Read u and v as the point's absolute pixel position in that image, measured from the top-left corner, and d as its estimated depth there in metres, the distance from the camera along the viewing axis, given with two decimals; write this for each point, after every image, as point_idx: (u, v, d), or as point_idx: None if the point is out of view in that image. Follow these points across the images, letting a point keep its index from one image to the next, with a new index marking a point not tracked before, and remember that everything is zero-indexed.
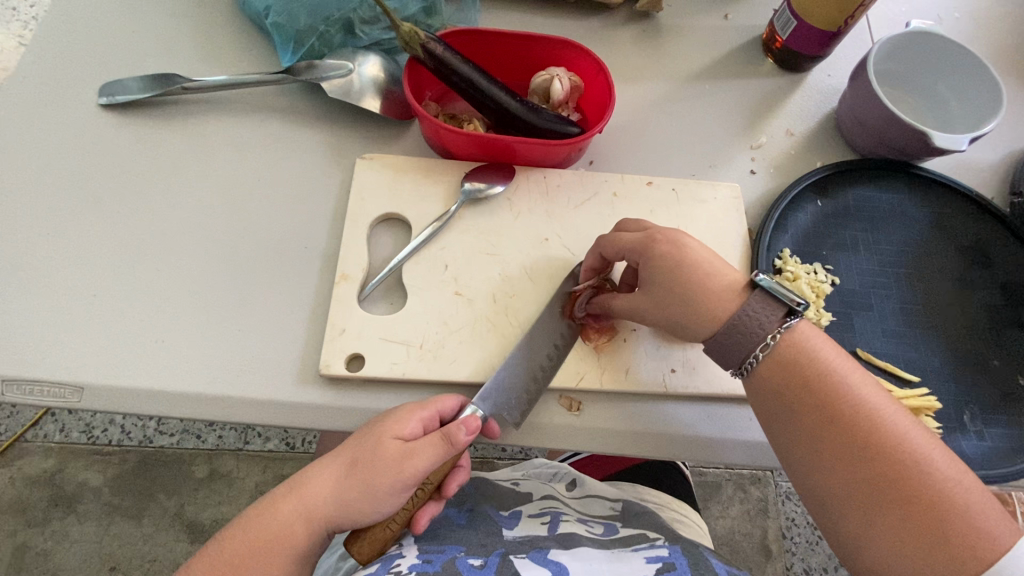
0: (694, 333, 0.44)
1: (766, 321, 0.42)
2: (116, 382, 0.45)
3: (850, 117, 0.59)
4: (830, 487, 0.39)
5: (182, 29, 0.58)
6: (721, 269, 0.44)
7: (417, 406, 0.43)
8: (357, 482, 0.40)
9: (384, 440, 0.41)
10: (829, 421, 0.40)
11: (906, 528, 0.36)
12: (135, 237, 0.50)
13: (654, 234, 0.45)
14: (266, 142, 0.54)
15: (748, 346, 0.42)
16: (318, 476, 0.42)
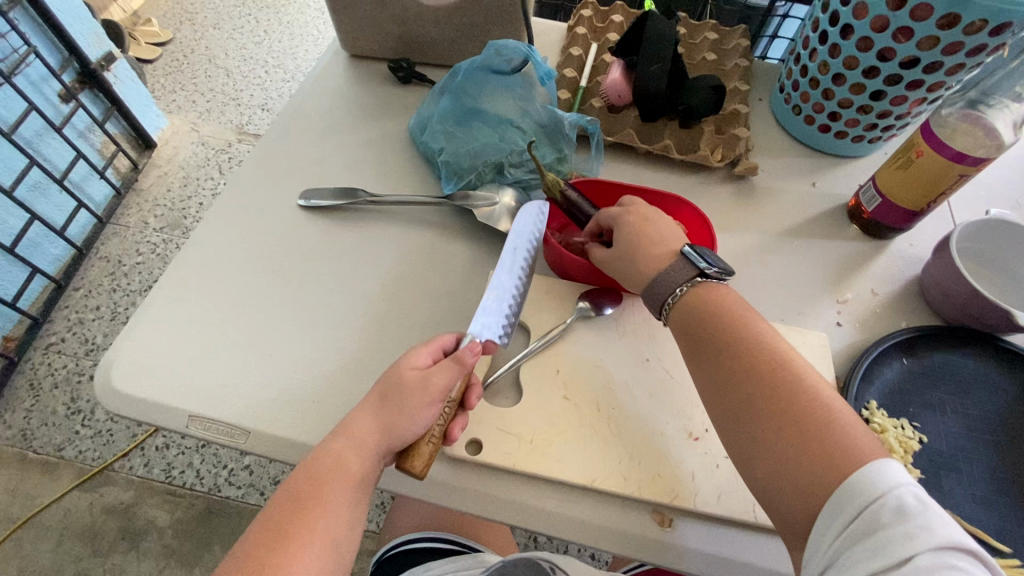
0: (633, 278, 0.57)
1: (677, 277, 0.54)
2: (276, 432, 0.54)
3: (933, 285, 0.65)
4: (753, 440, 0.45)
5: (368, 155, 0.74)
6: (665, 237, 0.57)
7: (425, 347, 0.53)
8: (392, 407, 0.49)
9: (404, 371, 0.50)
10: (753, 368, 0.47)
11: (798, 446, 0.43)
12: (309, 313, 0.61)
13: (631, 208, 0.60)
14: (420, 248, 0.66)
15: (665, 290, 0.54)
16: (357, 419, 0.49)
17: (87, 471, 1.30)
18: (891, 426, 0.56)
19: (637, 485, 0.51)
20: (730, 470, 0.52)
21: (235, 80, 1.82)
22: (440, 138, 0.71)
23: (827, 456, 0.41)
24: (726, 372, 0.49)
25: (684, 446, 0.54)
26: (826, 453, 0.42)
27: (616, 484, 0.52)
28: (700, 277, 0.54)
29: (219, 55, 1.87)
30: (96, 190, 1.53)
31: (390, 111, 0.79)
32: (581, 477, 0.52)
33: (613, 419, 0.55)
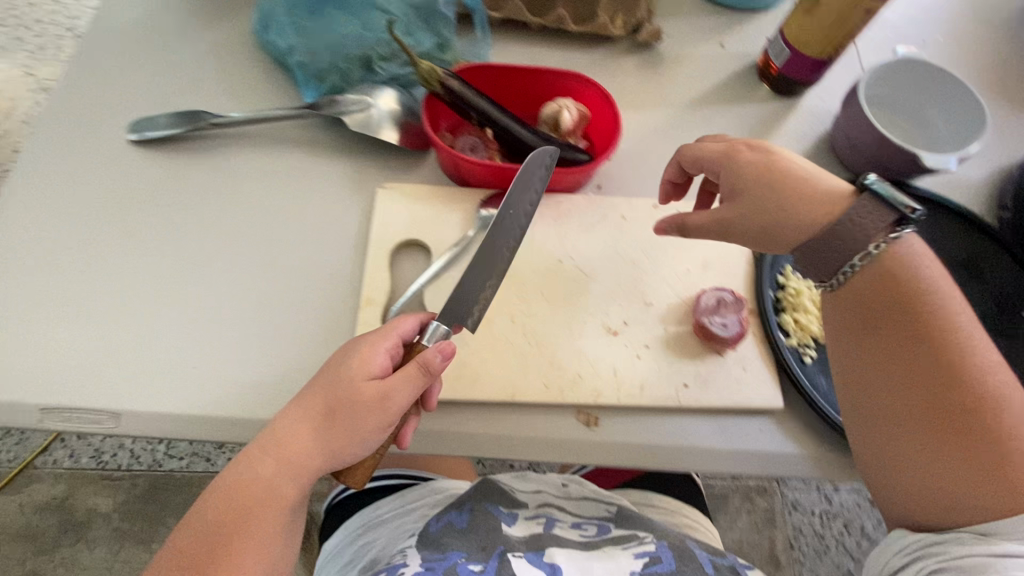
0: (796, 233, 0.46)
1: (874, 223, 0.44)
2: (150, 408, 0.47)
3: (843, 139, 0.62)
4: (891, 421, 0.42)
5: (208, 68, 0.61)
6: (830, 183, 0.47)
7: (380, 343, 0.43)
8: (341, 425, 0.41)
9: (358, 384, 0.41)
10: (915, 324, 0.42)
11: (954, 465, 0.39)
12: (167, 268, 0.52)
13: (735, 145, 0.50)
14: (291, 173, 0.57)
15: (848, 251, 0.45)
16: (294, 433, 0.41)
17: (6, 474, 1.20)
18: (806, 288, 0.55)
19: (560, 391, 0.49)
20: (650, 360, 0.51)
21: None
22: (288, 33, 0.59)
23: (954, 432, 0.39)
24: (873, 343, 0.44)
25: (605, 344, 0.51)
26: (994, 429, 0.39)
27: (538, 394, 0.49)
28: (899, 225, 0.44)
29: None
30: None
31: (227, 9, 0.64)
32: (501, 394, 0.49)
33: (528, 329, 0.52)
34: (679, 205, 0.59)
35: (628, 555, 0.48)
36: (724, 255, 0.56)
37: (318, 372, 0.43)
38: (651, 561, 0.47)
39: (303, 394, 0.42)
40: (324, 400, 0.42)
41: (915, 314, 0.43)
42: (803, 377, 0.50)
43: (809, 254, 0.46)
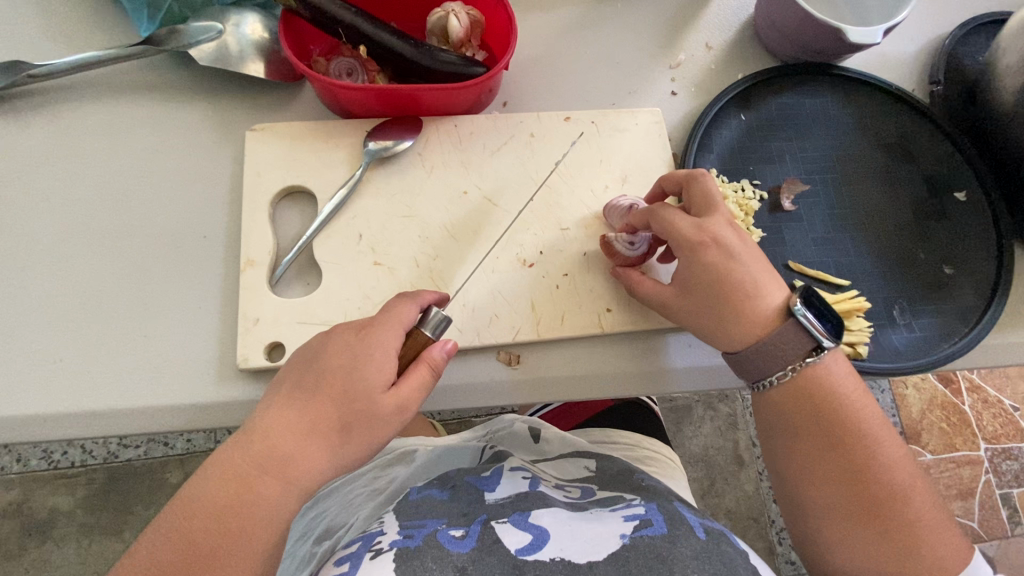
0: (725, 343, 0.42)
1: (790, 346, 0.41)
2: (12, 412, 0.41)
3: (766, 21, 0.56)
4: (804, 467, 0.41)
5: (17, 7, 0.50)
6: (764, 291, 0.42)
7: (381, 337, 0.38)
8: (352, 432, 0.37)
9: (377, 396, 0.37)
10: (830, 418, 0.41)
11: (865, 535, 0.39)
12: (9, 252, 0.45)
13: (704, 229, 0.43)
14: (142, 125, 0.49)
15: (771, 368, 0.42)
16: (304, 455, 0.36)
17: None
18: (730, 192, 0.51)
19: (476, 333, 0.45)
20: (570, 288, 0.47)
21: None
22: None
23: (852, 482, 0.40)
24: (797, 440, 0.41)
25: (520, 276, 0.47)
26: (885, 494, 0.39)
27: (452, 339, 0.45)
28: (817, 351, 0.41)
29: None
30: None
31: None
32: None
33: (436, 272, 0.47)
34: (593, 115, 0.54)
35: (617, 518, 0.41)
36: (644, 167, 0.52)
37: (315, 375, 0.38)
38: (640, 524, 0.40)
39: (302, 400, 0.38)
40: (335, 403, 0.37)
41: (837, 423, 0.40)
42: None
43: (738, 364, 0.42)
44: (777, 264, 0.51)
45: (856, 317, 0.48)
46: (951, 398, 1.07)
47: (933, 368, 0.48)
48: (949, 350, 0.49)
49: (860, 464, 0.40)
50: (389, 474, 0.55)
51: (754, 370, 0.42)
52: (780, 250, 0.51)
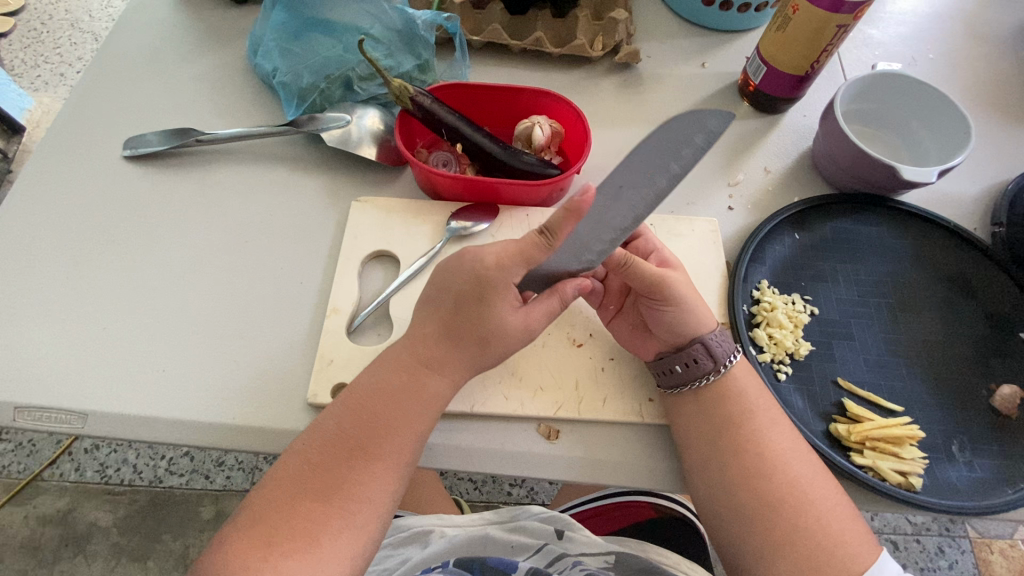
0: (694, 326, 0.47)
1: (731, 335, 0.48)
2: (117, 409, 0.47)
3: (823, 154, 0.61)
4: (724, 468, 0.43)
5: (202, 89, 0.64)
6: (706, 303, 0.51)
7: (512, 266, 0.44)
8: (483, 358, 0.45)
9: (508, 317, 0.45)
10: (750, 432, 0.43)
11: (781, 542, 0.40)
12: (147, 275, 0.54)
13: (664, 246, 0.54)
14: (269, 186, 0.59)
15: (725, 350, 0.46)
16: (400, 448, 0.43)
17: (15, 485, 1.18)
18: (780, 303, 0.53)
19: (520, 403, 0.48)
20: (615, 373, 0.50)
21: (92, 27, 1.55)
22: (274, 56, 0.62)
23: (768, 488, 0.42)
24: (726, 478, 0.43)
25: (569, 356, 0.50)
26: (801, 503, 0.41)
27: (497, 405, 0.48)
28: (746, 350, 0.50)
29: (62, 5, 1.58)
30: None
31: (224, 35, 0.68)
32: (459, 404, 0.48)
33: None
34: (651, 220, 0.59)
35: None
36: (698, 270, 0.55)
37: (468, 313, 0.45)
38: None
39: (422, 347, 0.45)
40: (470, 334, 0.44)
41: (744, 418, 0.44)
42: (777, 394, 0.49)
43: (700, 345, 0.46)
44: (826, 380, 0.51)
45: (908, 445, 0.47)
46: None
47: (996, 513, 0.45)
48: (1014, 496, 0.46)
49: (770, 465, 0.42)
50: (402, 552, 0.60)
51: (727, 346, 0.46)
52: (829, 366, 0.52)
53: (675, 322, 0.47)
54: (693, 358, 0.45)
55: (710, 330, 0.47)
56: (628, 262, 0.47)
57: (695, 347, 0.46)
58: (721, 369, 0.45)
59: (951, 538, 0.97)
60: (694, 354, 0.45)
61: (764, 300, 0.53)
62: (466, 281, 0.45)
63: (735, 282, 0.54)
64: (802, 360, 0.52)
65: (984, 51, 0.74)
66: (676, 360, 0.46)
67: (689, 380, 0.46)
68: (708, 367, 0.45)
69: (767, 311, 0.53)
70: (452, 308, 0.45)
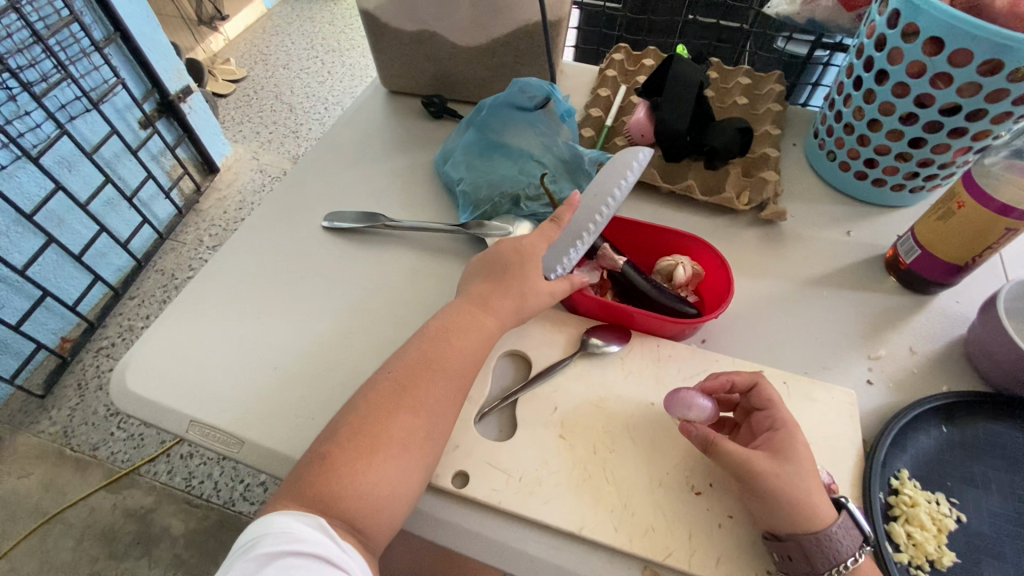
0: (788, 522, 0.45)
1: (848, 541, 0.45)
2: (268, 444, 0.54)
3: (978, 347, 0.59)
4: None
5: (393, 182, 0.77)
6: (824, 499, 0.46)
7: (540, 246, 0.59)
8: (520, 311, 0.58)
9: (535, 287, 0.58)
10: None
11: None
12: (317, 330, 0.62)
13: (789, 420, 0.50)
14: (431, 272, 0.67)
15: (828, 559, 0.44)
16: (432, 391, 0.52)
17: (115, 472, 1.29)
18: (923, 499, 0.50)
19: (629, 537, 0.48)
20: (731, 533, 0.48)
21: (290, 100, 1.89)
22: (461, 168, 0.73)
23: None
24: None
25: (683, 500, 0.50)
26: None
27: (605, 535, 0.48)
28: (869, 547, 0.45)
29: (272, 79, 1.94)
30: (161, 209, 1.55)
31: (419, 142, 0.82)
32: (569, 522, 0.49)
33: (610, 464, 0.52)
34: (785, 377, 0.58)
35: None
36: (832, 441, 0.54)
37: (502, 299, 0.58)
38: None
39: (432, 334, 0.56)
40: (507, 270, 0.59)
41: None
42: None
43: (793, 547, 0.45)
44: None
45: None
46: None
47: None
48: None
49: None
50: None
51: (828, 558, 0.44)
52: None
53: (771, 514, 0.46)
54: (791, 554, 0.45)
55: (821, 530, 0.45)
56: (717, 453, 0.48)
57: (794, 545, 0.45)
58: (823, 574, 0.44)
59: None
60: (790, 551, 0.45)
61: (903, 491, 0.50)
62: (500, 281, 0.59)
63: (872, 465, 0.51)
64: (944, 571, 0.47)
65: None
66: (777, 549, 0.45)
67: (784, 570, 0.45)
68: (806, 568, 0.44)
69: (907, 506, 0.49)
70: (482, 284, 0.59)
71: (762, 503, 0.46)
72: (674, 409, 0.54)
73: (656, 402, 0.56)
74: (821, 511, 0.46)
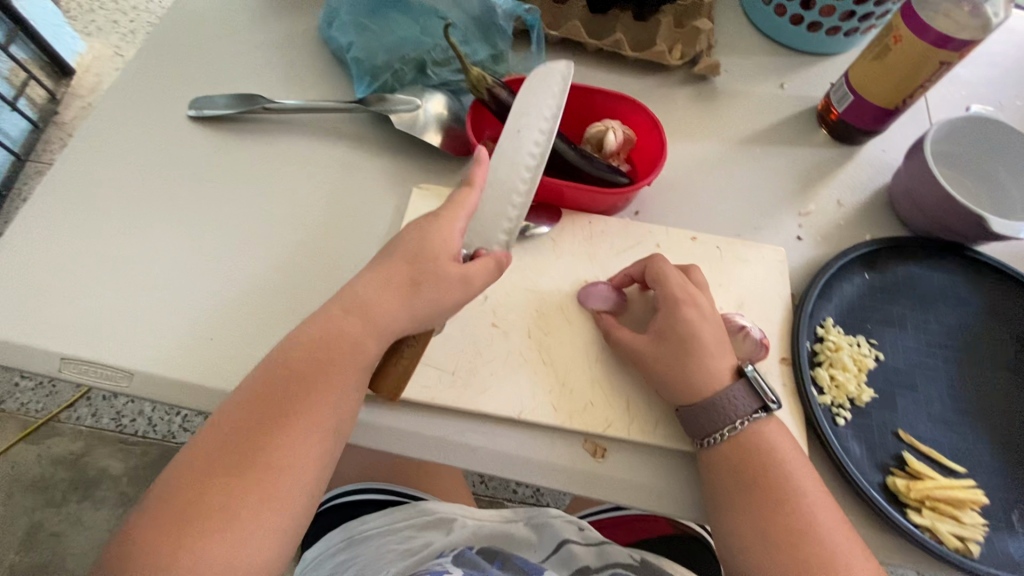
0: (672, 396, 0.45)
1: (740, 405, 0.44)
2: (162, 372, 0.47)
3: (902, 192, 0.59)
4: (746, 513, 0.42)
5: (271, 56, 0.63)
6: (715, 366, 0.45)
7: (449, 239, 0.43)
8: (421, 305, 0.43)
9: (444, 260, 0.43)
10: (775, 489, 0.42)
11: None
12: (202, 240, 0.53)
13: (678, 293, 0.47)
14: (331, 162, 0.58)
15: (716, 422, 0.44)
16: (317, 408, 0.40)
17: (31, 423, 1.18)
18: (846, 344, 0.51)
19: (569, 416, 0.47)
20: None
21: None
22: (350, 31, 0.61)
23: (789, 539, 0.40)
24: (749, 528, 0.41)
25: (621, 373, 0.49)
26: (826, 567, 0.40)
27: (544, 416, 0.47)
28: (764, 411, 0.45)
29: None
30: (10, 124, 1.27)
31: (298, 3, 0.67)
32: (507, 409, 0.47)
33: (546, 347, 0.50)
34: (718, 241, 0.57)
35: None
36: (763, 299, 0.53)
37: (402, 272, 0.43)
38: None
39: (319, 325, 0.42)
40: (408, 261, 0.43)
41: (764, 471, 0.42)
42: (835, 438, 0.47)
43: (680, 415, 0.45)
44: (886, 430, 0.49)
45: (969, 509, 0.45)
46: None
47: None
48: None
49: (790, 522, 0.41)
50: (425, 536, 0.58)
51: (719, 418, 0.44)
52: (891, 416, 0.50)
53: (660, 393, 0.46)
54: (682, 421, 0.45)
55: (721, 391, 0.45)
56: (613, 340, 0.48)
57: (685, 412, 0.45)
58: (713, 433, 0.44)
59: None
60: (683, 418, 0.45)
61: (828, 338, 0.51)
62: (403, 261, 0.43)
63: (800, 316, 0.52)
64: (863, 407, 0.50)
65: None
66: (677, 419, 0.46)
67: (696, 438, 0.45)
68: (695, 431, 0.45)
69: (832, 351, 0.51)
70: (384, 263, 0.44)
71: (652, 382, 0.47)
72: (589, 302, 0.51)
73: (590, 279, 0.53)
74: (711, 375, 0.45)
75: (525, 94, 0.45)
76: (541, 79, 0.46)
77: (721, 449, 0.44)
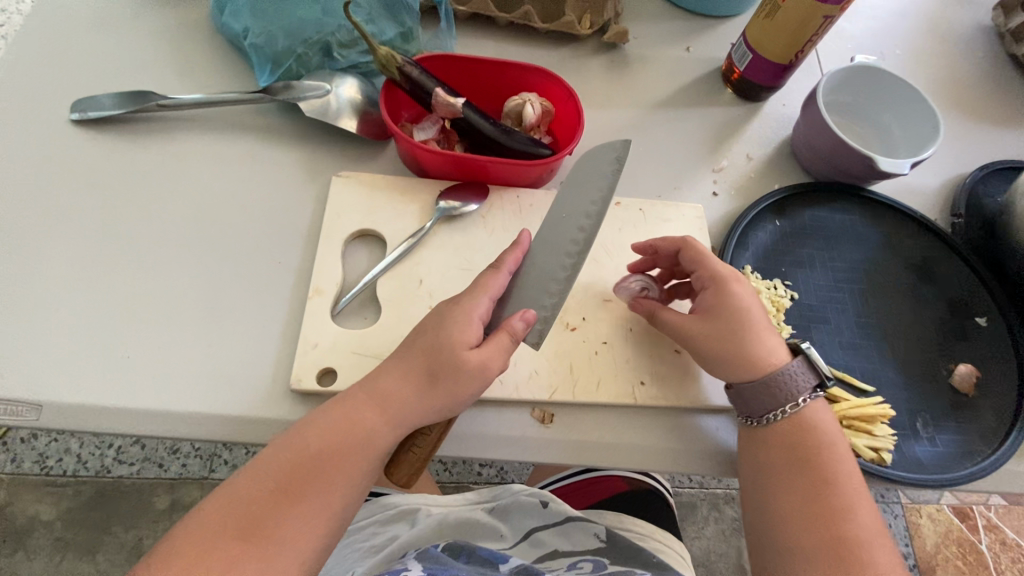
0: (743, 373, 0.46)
1: (801, 382, 0.46)
2: (76, 398, 0.43)
3: (802, 142, 0.63)
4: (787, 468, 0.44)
5: (160, 49, 0.59)
6: (772, 344, 0.47)
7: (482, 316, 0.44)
8: (444, 391, 0.41)
9: (463, 348, 0.41)
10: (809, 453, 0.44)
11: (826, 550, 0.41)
12: (106, 253, 0.49)
13: (726, 274, 0.49)
14: (241, 158, 0.55)
15: (777, 398, 0.45)
16: (326, 497, 0.38)
17: None
18: (764, 287, 0.55)
19: (514, 387, 0.47)
20: (607, 358, 0.50)
21: None
22: (244, 15, 0.57)
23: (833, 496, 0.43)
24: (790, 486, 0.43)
25: (561, 339, 0.50)
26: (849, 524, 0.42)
27: (490, 390, 0.47)
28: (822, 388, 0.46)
29: None
30: None
31: None
32: None
33: None
34: (641, 203, 0.58)
35: None
36: None
37: (427, 353, 0.42)
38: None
39: (346, 405, 0.41)
40: (431, 363, 0.41)
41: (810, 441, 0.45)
42: None
43: (739, 392, 0.46)
44: None
45: (880, 423, 0.50)
46: (968, 534, 1.08)
47: (956, 484, 0.49)
48: (969, 469, 0.49)
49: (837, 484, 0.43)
50: (389, 531, 0.58)
51: (789, 391, 0.45)
52: None
53: (720, 369, 0.47)
54: (748, 397, 0.46)
55: (781, 367, 0.46)
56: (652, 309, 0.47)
57: (747, 387, 0.46)
58: (793, 406, 0.45)
59: (886, 504, 1.09)
60: (746, 393, 0.46)
61: None
62: (432, 336, 0.42)
63: None
64: None
65: (950, 49, 0.78)
66: (736, 396, 0.47)
67: (745, 415, 0.47)
68: (765, 407, 0.46)
69: None
70: (422, 338, 0.42)
71: (705, 359, 0.47)
72: None
73: None
74: (773, 352, 0.46)
75: (592, 165, 0.50)
76: (606, 152, 0.50)
77: (774, 424, 0.45)
